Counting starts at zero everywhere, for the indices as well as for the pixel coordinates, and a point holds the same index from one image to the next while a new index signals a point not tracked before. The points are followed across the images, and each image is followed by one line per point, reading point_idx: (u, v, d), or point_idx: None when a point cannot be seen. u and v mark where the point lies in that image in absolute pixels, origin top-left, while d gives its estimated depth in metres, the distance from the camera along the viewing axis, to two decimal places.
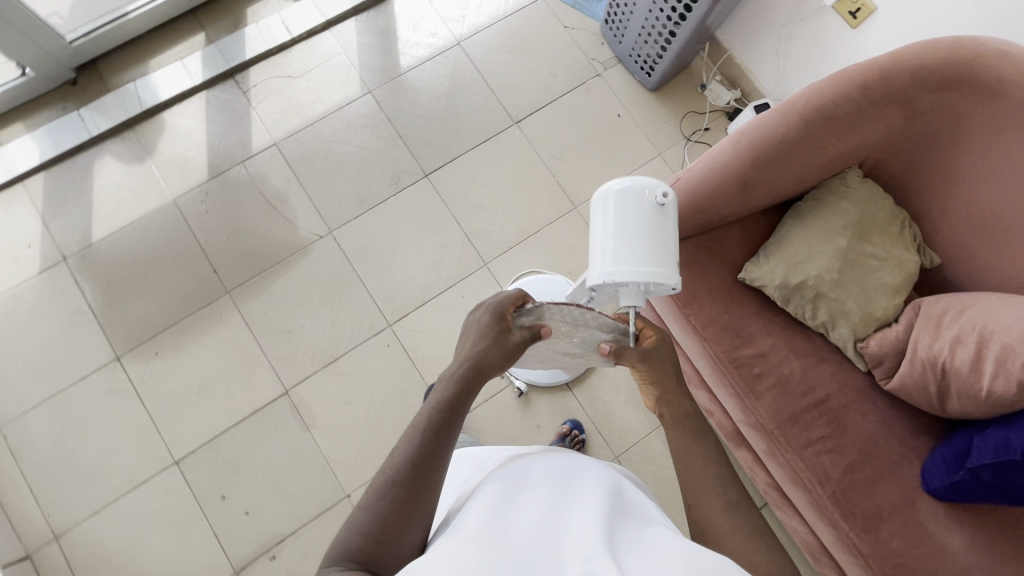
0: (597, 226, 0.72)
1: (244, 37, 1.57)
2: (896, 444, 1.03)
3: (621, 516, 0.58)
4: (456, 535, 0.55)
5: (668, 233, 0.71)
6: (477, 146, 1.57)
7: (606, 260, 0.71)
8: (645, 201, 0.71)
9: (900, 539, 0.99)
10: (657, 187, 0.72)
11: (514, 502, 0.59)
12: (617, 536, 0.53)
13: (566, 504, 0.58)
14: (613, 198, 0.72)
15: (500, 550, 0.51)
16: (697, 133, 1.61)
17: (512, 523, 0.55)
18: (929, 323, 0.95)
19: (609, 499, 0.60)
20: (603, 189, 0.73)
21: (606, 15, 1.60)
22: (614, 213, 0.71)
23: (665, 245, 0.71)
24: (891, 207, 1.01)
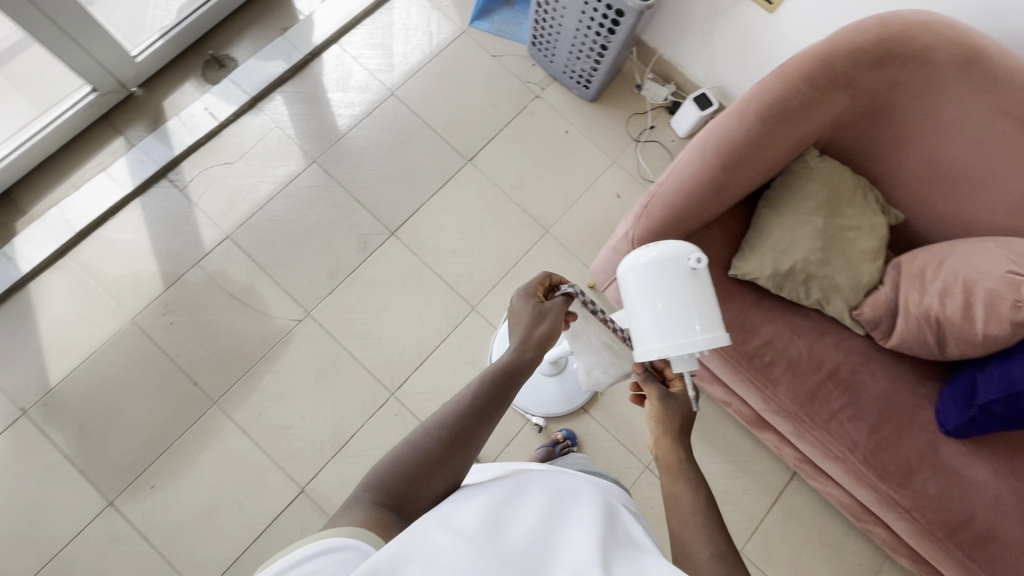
0: (634, 300, 0.72)
1: (168, 132, 1.49)
2: (908, 396, 1.08)
3: (616, 530, 0.55)
4: (451, 510, 0.54)
5: (708, 294, 0.70)
6: (437, 191, 1.55)
7: (651, 336, 0.70)
8: (678, 267, 0.70)
9: (934, 484, 1.04)
10: (687, 250, 0.71)
11: (517, 495, 0.57)
12: (609, 548, 0.50)
13: (567, 508, 0.56)
14: (645, 270, 0.71)
15: (490, 532, 0.49)
16: (644, 133, 1.65)
17: (510, 512, 0.54)
18: (913, 280, 1.01)
19: (606, 514, 0.57)
20: (632, 262, 0.72)
21: (532, 37, 1.61)
22: (649, 285, 0.71)
23: (708, 308, 0.70)
24: (853, 178, 1.06)
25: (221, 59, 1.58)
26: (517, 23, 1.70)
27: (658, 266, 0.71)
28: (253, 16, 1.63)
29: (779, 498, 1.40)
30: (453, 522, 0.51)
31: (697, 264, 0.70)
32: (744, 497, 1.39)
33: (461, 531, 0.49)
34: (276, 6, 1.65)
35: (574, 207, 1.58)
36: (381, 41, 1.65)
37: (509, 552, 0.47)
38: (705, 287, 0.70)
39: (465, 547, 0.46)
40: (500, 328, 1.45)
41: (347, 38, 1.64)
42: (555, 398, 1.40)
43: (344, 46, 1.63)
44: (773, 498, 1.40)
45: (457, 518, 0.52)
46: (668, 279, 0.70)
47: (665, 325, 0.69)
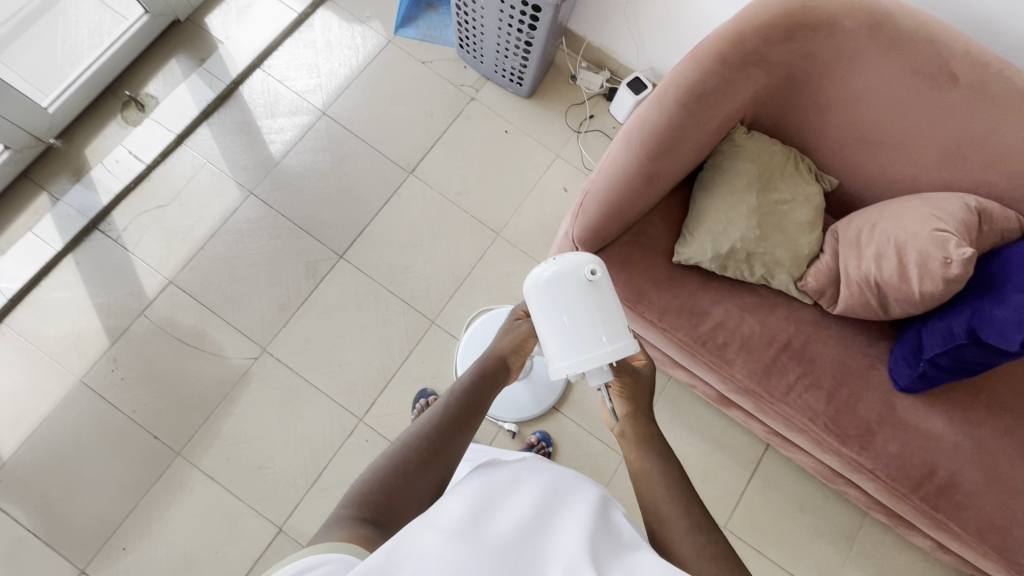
0: (539, 320, 0.73)
1: (94, 181, 1.44)
2: (861, 358, 1.09)
3: (608, 523, 0.53)
4: (441, 505, 0.51)
5: (611, 302, 0.72)
6: (382, 208, 1.52)
7: (560, 354, 0.72)
8: (578, 281, 0.72)
9: (894, 441, 1.06)
10: (582, 262, 0.72)
11: (509, 487, 0.55)
12: (600, 543, 0.48)
13: (557, 501, 0.54)
14: (545, 288, 0.72)
15: (481, 525, 0.46)
16: (584, 123, 1.64)
17: (500, 505, 0.51)
18: (850, 246, 1.02)
19: (596, 507, 0.55)
20: (531, 281, 0.73)
21: (458, 39, 1.58)
22: (551, 303, 0.72)
23: (613, 316, 0.72)
24: (782, 150, 1.06)
25: (139, 99, 1.53)
26: (443, 26, 1.67)
27: (560, 283, 0.72)
28: (167, 50, 1.57)
29: (756, 470, 1.42)
30: (442, 516, 0.48)
31: (593, 274, 0.72)
32: (722, 473, 1.41)
33: (452, 525, 0.46)
34: (191, 36, 1.59)
35: (523, 206, 1.56)
36: (305, 61, 1.61)
37: (501, 546, 0.44)
38: (607, 295, 0.72)
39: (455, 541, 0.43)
40: (462, 338, 1.43)
41: (269, 61, 1.59)
42: (524, 402, 1.39)
43: (267, 70, 1.59)
44: (750, 471, 1.42)
45: (447, 511, 0.49)
46: (566, 294, 0.71)
47: (571, 341, 0.71)
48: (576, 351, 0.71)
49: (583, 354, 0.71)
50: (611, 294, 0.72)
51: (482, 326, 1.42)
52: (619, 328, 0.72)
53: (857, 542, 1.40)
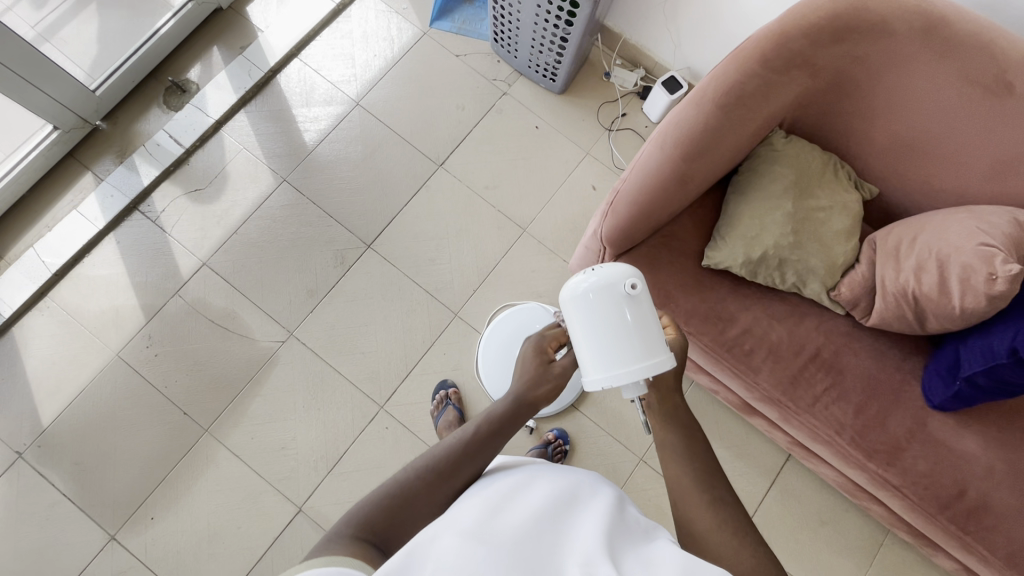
0: (575, 331, 0.73)
1: (136, 164, 1.49)
2: (893, 373, 1.06)
3: (626, 516, 0.53)
4: (456, 510, 0.52)
5: (648, 316, 0.71)
6: (411, 200, 1.54)
7: (595, 366, 0.71)
8: (615, 293, 0.71)
9: (923, 460, 1.03)
10: (622, 274, 0.72)
11: (523, 485, 0.55)
12: (618, 536, 0.48)
13: (574, 496, 0.53)
14: (583, 298, 0.72)
15: (494, 526, 0.47)
16: (616, 121, 1.63)
17: (513, 504, 0.51)
18: (888, 257, 0.99)
19: (613, 501, 0.54)
20: (570, 291, 0.74)
21: (493, 33, 1.58)
22: (587, 314, 0.72)
23: (650, 332, 0.70)
24: (821, 156, 1.04)
25: (181, 84, 1.57)
26: (478, 21, 1.67)
27: (597, 293, 0.72)
28: (210, 37, 1.61)
29: (776, 480, 1.40)
30: (457, 521, 0.49)
31: (632, 288, 0.71)
32: (740, 482, 1.39)
33: (465, 527, 0.47)
34: (233, 25, 1.63)
35: (550, 203, 1.56)
36: (342, 51, 1.63)
37: (516, 543, 0.44)
38: (646, 310, 0.71)
39: (468, 544, 0.44)
40: (485, 332, 1.44)
41: (307, 51, 1.62)
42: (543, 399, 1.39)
43: (305, 60, 1.61)
44: (770, 480, 1.40)
45: (461, 516, 0.50)
46: (604, 306, 0.71)
47: (607, 354, 0.70)
48: (610, 363, 0.70)
49: (617, 366, 0.70)
50: (649, 309, 0.71)
51: (504, 321, 1.43)
52: (655, 342, 0.70)
53: (877, 559, 1.37)
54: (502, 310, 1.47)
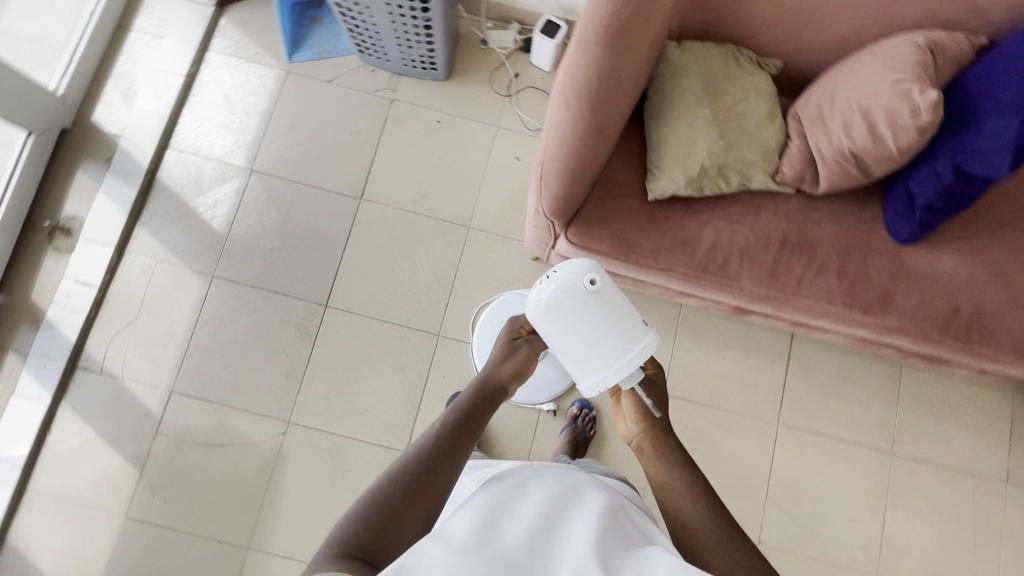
0: (556, 345, 0.73)
1: (54, 324, 1.39)
2: (858, 226, 1.09)
3: (617, 523, 0.58)
4: (447, 521, 0.56)
5: (617, 302, 0.72)
6: (349, 242, 1.47)
7: (581, 368, 0.73)
8: (579, 293, 0.71)
9: (913, 294, 1.07)
10: (577, 270, 0.72)
11: (516, 495, 0.61)
12: (609, 540, 0.54)
13: (565, 505, 0.59)
14: (551, 311, 0.72)
15: (488, 534, 0.53)
16: (512, 84, 1.57)
17: (506, 513, 0.57)
18: (816, 124, 1.01)
19: (606, 507, 0.60)
20: (534, 308, 0.72)
21: (354, 46, 1.49)
22: (559, 322, 0.72)
23: (624, 317, 0.72)
24: (718, 51, 1.03)
25: (62, 223, 1.45)
26: (335, 37, 1.57)
27: (562, 300, 0.71)
28: (69, 163, 1.48)
29: (789, 359, 1.45)
30: (450, 534, 0.53)
31: (592, 284, 0.71)
32: (758, 375, 1.43)
33: (458, 536, 0.52)
34: (87, 141, 1.49)
35: (483, 191, 1.51)
36: (213, 122, 1.52)
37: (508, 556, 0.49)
38: (613, 298, 0.72)
39: (461, 550, 0.49)
40: (473, 340, 1.41)
41: (176, 137, 1.51)
42: (555, 377, 1.39)
43: (177, 147, 1.50)
44: (785, 362, 1.44)
45: (454, 523, 0.55)
46: (573, 312, 0.71)
47: (590, 354, 0.72)
48: (602, 363, 0.72)
49: (611, 364, 0.71)
50: (617, 296, 0.72)
51: (488, 321, 1.40)
52: (633, 325, 0.72)
53: (902, 391, 1.44)
54: (487, 304, 1.45)
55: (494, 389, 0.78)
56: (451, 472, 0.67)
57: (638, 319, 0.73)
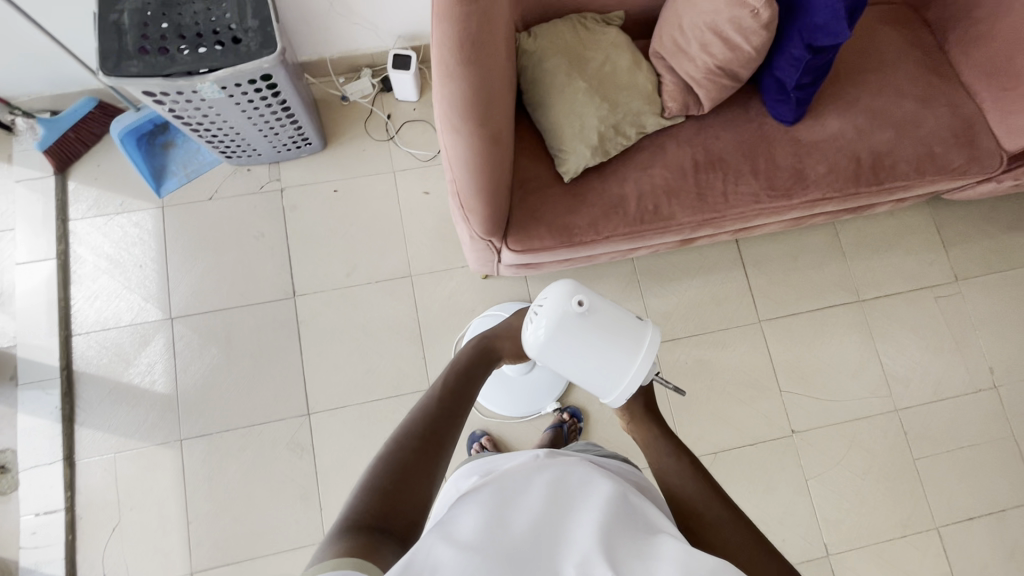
0: (566, 369, 0.72)
1: (34, 567, 1.25)
2: (751, 124, 1.16)
3: (625, 509, 0.58)
4: (451, 513, 0.55)
5: (611, 312, 0.71)
6: (303, 343, 1.41)
7: (594, 387, 0.72)
8: (571, 316, 0.69)
9: (820, 162, 1.16)
10: (561, 295, 0.70)
11: (521, 482, 0.59)
12: (619, 533, 0.53)
13: (572, 492, 0.58)
14: (550, 341, 0.71)
15: (494, 529, 0.52)
16: (389, 126, 1.56)
17: (512, 501, 0.56)
18: (678, 55, 1.08)
19: (613, 492, 0.59)
20: (534, 342, 0.71)
21: (218, 153, 1.41)
22: (559, 350, 0.71)
23: (622, 324, 0.70)
24: (566, 25, 1.08)
25: None
26: (198, 152, 1.49)
27: (557, 329, 0.70)
28: None
29: (744, 261, 1.53)
30: (455, 527, 0.52)
31: (581, 304, 0.69)
32: (725, 287, 1.51)
33: (464, 535, 0.51)
34: None
35: (408, 235, 1.50)
36: (109, 289, 1.41)
37: (514, 551, 0.49)
38: (605, 310, 0.71)
39: (477, 555, 0.48)
40: None
41: (76, 321, 1.39)
42: (552, 377, 1.40)
43: (83, 331, 1.39)
44: (741, 265, 1.53)
45: (459, 519, 0.54)
46: (572, 336, 0.70)
47: (601, 371, 0.71)
48: (616, 376, 0.71)
49: (625, 375, 0.70)
50: (609, 306, 0.70)
51: None
52: (634, 329, 0.71)
53: (845, 244, 1.56)
54: (462, 335, 1.44)
55: (491, 350, 0.85)
56: (455, 427, 0.72)
57: (637, 322, 0.71)
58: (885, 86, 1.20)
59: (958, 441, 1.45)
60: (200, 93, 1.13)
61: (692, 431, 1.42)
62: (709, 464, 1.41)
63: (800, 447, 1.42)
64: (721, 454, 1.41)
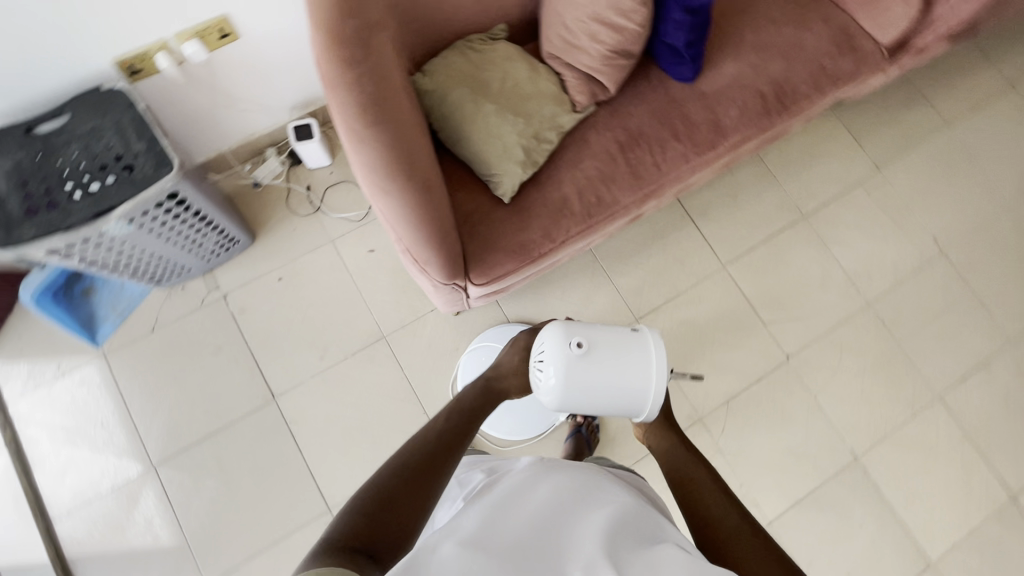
0: (596, 404, 0.77)
1: None
2: (657, 92, 1.20)
3: (627, 508, 0.60)
4: (458, 516, 0.57)
5: (608, 337, 0.78)
6: (299, 441, 1.35)
7: (625, 408, 0.78)
8: (577, 357, 0.75)
9: (731, 107, 1.20)
10: (557, 341, 0.77)
11: (525, 488, 0.61)
12: (626, 526, 0.55)
13: (575, 498, 0.60)
14: (570, 387, 0.76)
15: (499, 525, 0.53)
16: (312, 197, 1.51)
17: (514, 508, 0.57)
18: (571, 50, 1.09)
19: (614, 497, 0.62)
20: (557, 395, 0.76)
21: (148, 283, 1.34)
22: (580, 389, 0.76)
23: (621, 343, 0.77)
24: (455, 53, 1.08)
25: None
26: (122, 288, 1.41)
27: (571, 373, 0.76)
28: None
29: (691, 215, 1.58)
30: (457, 530, 0.53)
31: (580, 343, 0.76)
32: (682, 244, 1.55)
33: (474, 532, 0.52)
34: None
35: (369, 298, 1.46)
36: (74, 461, 1.31)
37: (514, 550, 0.49)
38: (601, 337, 0.78)
39: (477, 550, 0.48)
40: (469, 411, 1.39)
41: (52, 505, 1.29)
42: None
43: (63, 512, 1.28)
44: (690, 220, 1.57)
45: (466, 519, 0.55)
46: (586, 373, 0.76)
47: (624, 392, 0.76)
48: (641, 389, 0.76)
49: (647, 385, 0.76)
50: (603, 334, 0.77)
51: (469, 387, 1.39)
52: (634, 343, 0.78)
53: (773, 169, 1.63)
54: (456, 375, 1.41)
55: (494, 391, 0.85)
56: (451, 459, 0.69)
57: (633, 335, 0.79)
58: (762, 20, 1.26)
59: (929, 313, 1.55)
60: (107, 234, 1.06)
61: (700, 388, 1.46)
62: (725, 413, 1.44)
63: (800, 368, 1.48)
64: (733, 401, 1.45)
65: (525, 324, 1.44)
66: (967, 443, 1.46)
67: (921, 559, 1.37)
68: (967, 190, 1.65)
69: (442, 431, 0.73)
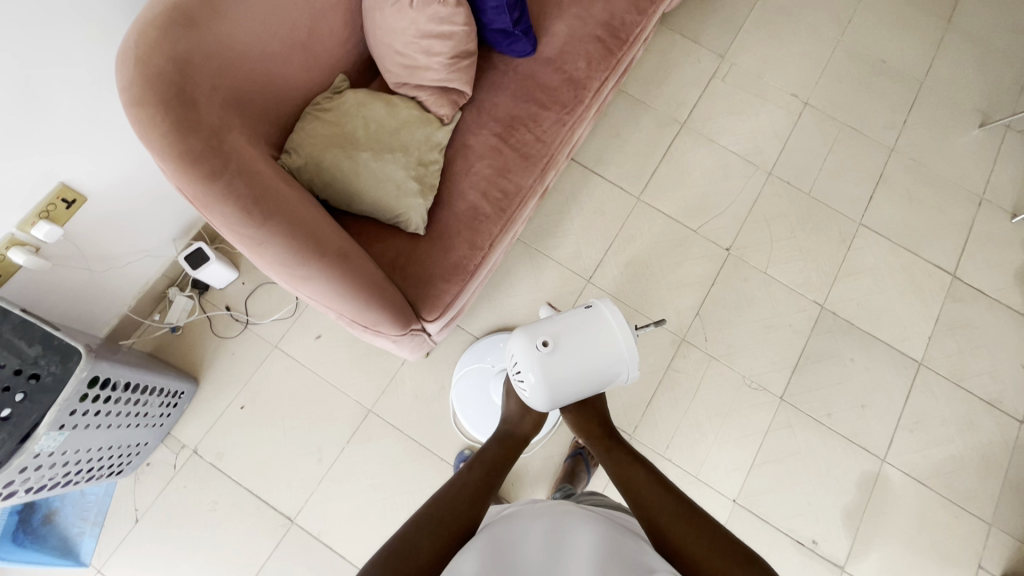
0: (587, 384, 0.82)
1: None
2: (509, 75, 1.24)
3: (619, 546, 0.57)
4: (452, 565, 0.55)
5: (566, 324, 0.83)
6: (338, 549, 1.30)
7: (613, 373, 0.83)
8: (547, 354, 0.80)
9: (577, 59, 1.26)
10: (524, 347, 0.82)
11: (516, 534, 0.59)
12: (615, 564, 0.52)
13: (567, 549, 0.55)
14: (555, 382, 0.80)
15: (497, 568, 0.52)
16: (236, 315, 1.45)
17: (511, 552, 0.55)
18: (414, 71, 1.11)
19: (606, 530, 0.59)
20: (547, 393, 0.80)
21: (110, 478, 1.24)
22: (566, 379, 0.81)
23: (579, 322, 0.83)
24: (308, 118, 1.07)
25: None
26: (83, 496, 1.29)
27: (551, 370, 0.80)
28: None
29: (589, 167, 1.64)
30: None
31: (544, 341, 0.81)
32: (594, 197, 1.61)
33: None
34: None
35: (337, 382, 1.42)
36: None
37: None
38: (560, 325, 0.83)
39: None
40: (472, 424, 1.37)
41: None
42: None
43: None
44: (591, 173, 1.64)
45: (459, 566, 0.54)
46: (563, 363, 0.80)
47: (604, 361, 0.82)
48: (616, 351, 0.82)
49: (619, 345, 0.83)
50: (560, 324, 0.83)
51: (467, 405, 1.38)
52: (590, 317, 0.84)
53: (639, 96, 1.72)
54: (454, 410, 1.40)
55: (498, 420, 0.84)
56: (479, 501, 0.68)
57: (585, 312, 0.85)
58: None
59: (819, 157, 1.69)
60: (44, 452, 0.97)
61: (669, 313, 1.53)
62: (702, 324, 1.52)
63: (742, 254, 1.58)
64: (702, 310, 1.53)
65: (494, 334, 1.45)
66: (898, 250, 1.61)
67: (911, 363, 1.51)
68: (799, 43, 1.81)
69: (467, 478, 0.71)
